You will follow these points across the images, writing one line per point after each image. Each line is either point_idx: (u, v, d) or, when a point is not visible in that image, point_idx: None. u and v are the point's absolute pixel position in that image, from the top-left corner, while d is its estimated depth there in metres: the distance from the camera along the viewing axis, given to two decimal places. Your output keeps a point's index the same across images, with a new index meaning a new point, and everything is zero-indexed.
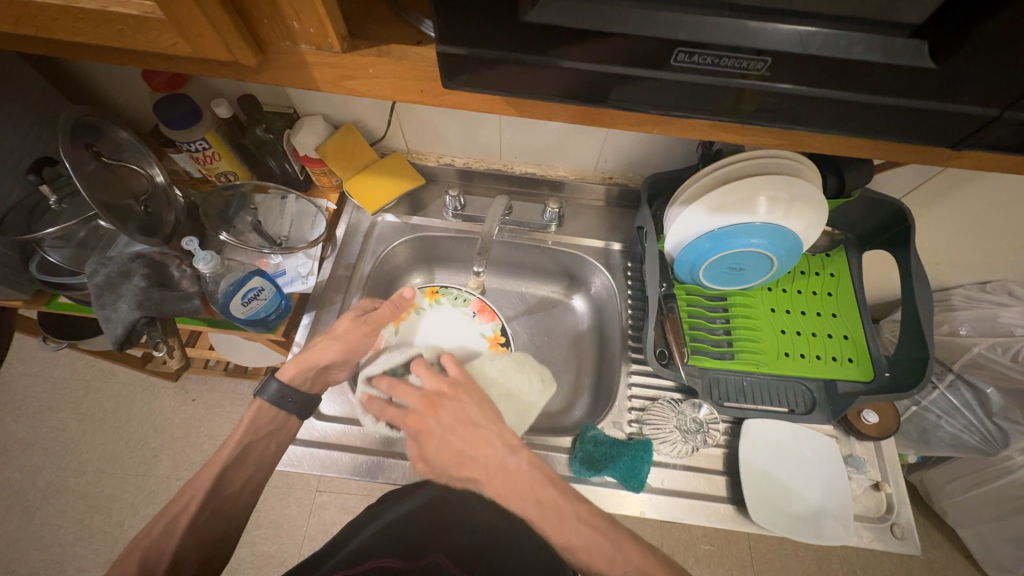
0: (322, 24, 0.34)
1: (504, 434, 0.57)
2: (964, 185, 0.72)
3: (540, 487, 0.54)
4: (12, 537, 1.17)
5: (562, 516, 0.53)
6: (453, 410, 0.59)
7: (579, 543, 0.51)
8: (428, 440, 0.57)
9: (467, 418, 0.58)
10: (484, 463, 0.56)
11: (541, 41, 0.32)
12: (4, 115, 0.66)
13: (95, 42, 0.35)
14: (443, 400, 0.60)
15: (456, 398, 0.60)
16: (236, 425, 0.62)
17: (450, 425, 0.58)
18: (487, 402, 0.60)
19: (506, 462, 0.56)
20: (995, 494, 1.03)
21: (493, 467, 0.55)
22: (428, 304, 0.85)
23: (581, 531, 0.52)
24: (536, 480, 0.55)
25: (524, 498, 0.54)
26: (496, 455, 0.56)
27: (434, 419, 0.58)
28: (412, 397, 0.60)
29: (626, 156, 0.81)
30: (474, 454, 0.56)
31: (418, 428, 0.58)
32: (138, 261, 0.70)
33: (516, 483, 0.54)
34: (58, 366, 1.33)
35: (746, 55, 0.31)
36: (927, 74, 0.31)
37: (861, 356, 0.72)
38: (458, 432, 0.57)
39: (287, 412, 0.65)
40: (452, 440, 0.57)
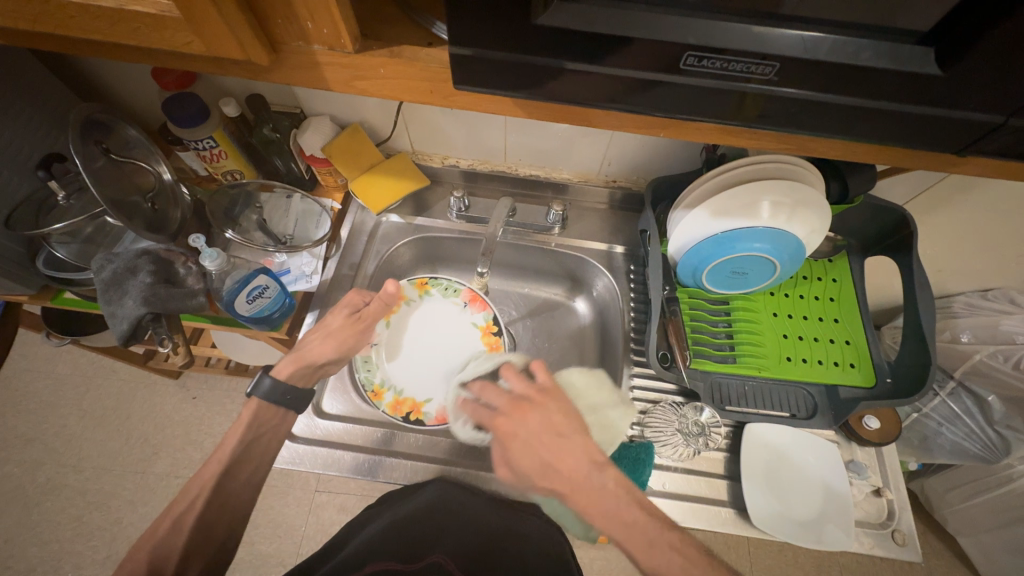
0: (334, 24, 0.34)
1: (589, 449, 0.56)
2: (967, 192, 0.72)
3: (626, 509, 0.51)
4: (10, 532, 1.16)
5: (651, 542, 0.49)
6: (540, 416, 0.59)
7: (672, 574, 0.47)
8: (513, 443, 0.58)
9: (552, 426, 0.58)
10: (572, 477, 0.54)
11: (550, 44, 0.32)
12: (14, 111, 0.67)
13: (110, 40, 0.36)
14: (530, 406, 0.61)
15: (546, 406, 0.61)
16: (235, 421, 0.62)
17: (536, 431, 0.58)
18: (573, 414, 0.60)
19: (590, 478, 0.54)
20: (995, 503, 1.02)
21: (580, 481, 0.54)
22: (418, 295, 0.85)
23: (673, 560, 0.48)
24: (623, 502, 0.52)
25: (608, 518, 0.51)
26: (583, 469, 0.55)
27: (523, 422, 0.59)
28: (501, 400, 0.63)
29: (631, 159, 0.82)
30: (557, 465, 0.55)
31: (505, 430, 0.59)
32: (144, 258, 0.70)
33: (601, 501, 0.52)
34: (60, 362, 1.33)
35: (753, 60, 0.32)
36: (932, 80, 0.31)
37: (863, 362, 0.72)
38: (542, 439, 0.57)
39: (285, 409, 0.65)
40: (536, 445, 0.57)
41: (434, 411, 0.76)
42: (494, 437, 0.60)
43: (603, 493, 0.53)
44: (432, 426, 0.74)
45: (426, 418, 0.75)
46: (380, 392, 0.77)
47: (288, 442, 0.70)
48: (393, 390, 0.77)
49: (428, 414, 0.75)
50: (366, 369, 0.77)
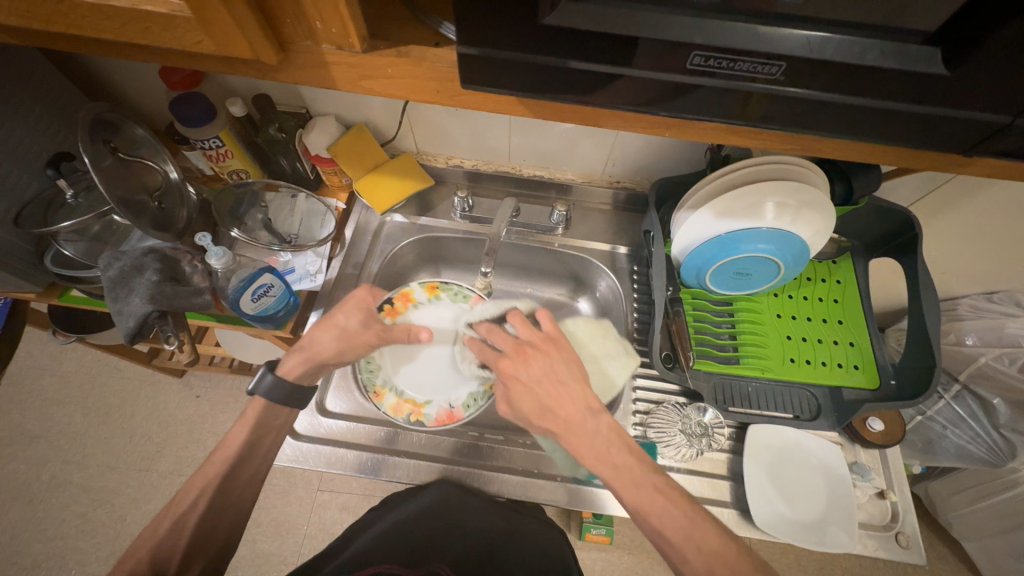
0: (342, 24, 0.34)
1: (587, 395, 0.59)
2: (974, 194, 0.72)
3: (617, 452, 0.55)
4: (15, 528, 1.17)
5: (637, 482, 0.53)
6: (542, 363, 0.61)
7: (654, 512, 0.51)
8: (515, 384, 0.60)
9: (554, 372, 0.60)
10: (569, 420, 0.57)
11: (557, 43, 0.33)
12: (25, 109, 0.67)
13: (121, 39, 0.36)
14: (534, 351, 0.62)
15: (551, 352, 0.62)
16: (240, 419, 0.61)
17: (539, 375, 0.60)
18: (576, 362, 0.62)
19: (585, 422, 0.57)
20: (1001, 507, 1.02)
21: (575, 424, 0.57)
22: (427, 298, 0.85)
23: (656, 500, 0.52)
24: (614, 444, 0.55)
25: (599, 459, 0.55)
26: (579, 414, 0.57)
27: (528, 365, 0.61)
28: (508, 343, 0.64)
29: (635, 160, 0.82)
30: (555, 407, 0.58)
31: (508, 372, 0.62)
32: (151, 256, 0.71)
33: (593, 444, 0.55)
34: (65, 360, 1.34)
35: (760, 60, 0.32)
36: (938, 80, 0.31)
37: (867, 364, 0.72)
38: (543, 383, 0.60)
39: (289, 407, 0.65)
40: (537, 388, 0.59)
41: (435, 412, 0.76)
42: (497, 377, 0.63)
43: (596, 437, 0.56)
44: (434, 427, 0.74)
45: (427, 419, 0.75)
46: (382, 393, 0.76)
47: (291, 439, 0.71)
48: (395, 391, 0.77)
49: (429, 415, 0.75)
50: (369, 370, 0.77)
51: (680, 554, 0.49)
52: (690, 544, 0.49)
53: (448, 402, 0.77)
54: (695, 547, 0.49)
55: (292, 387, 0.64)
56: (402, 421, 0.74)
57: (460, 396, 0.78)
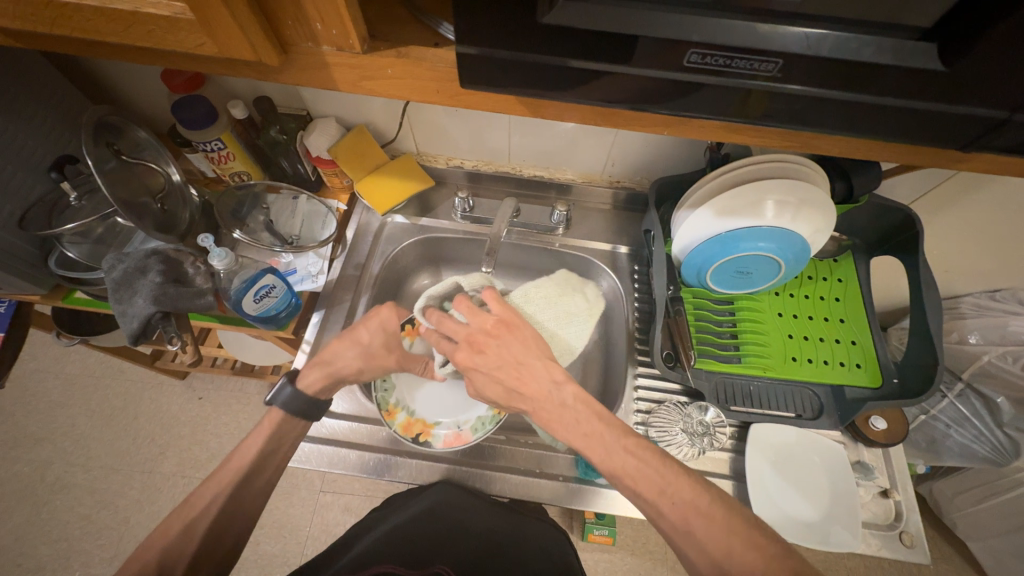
0: (343, 25, 0.35)
1: (550, 368, 0.58)
2: (975, 191, 0.72)
3: (583, 418, 0.55)
4: (20, 531, 1.18)
5: (608, 446, 0.53)
6: (498, 349, 0.60)
7: (625, 472, 0.52)
8: (475, 374, 0.60)
9: (511, 357, 0.59)
10: (532, 397, 0.58)
11: (557, 42, 0.33)
12: (28, 113, 0.68)
13: (125, 42, 0.37)
14: (488, 339, 0.61)
15: (506, 337, 0.60)
16: (258, 427, 0.62)
17: (496, 362, 0.59)
18: (533, 338, 0.60)
19: (552, 397, 0.57)
20: (1006, 507, 1.01)
21: (541, 399, 0.57)
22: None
23: (627, 460, 0.52)
24: (581, 411, 0.56)
25: (570, 428, 0.55)
26: (543, 391, 0.57)
27: (482, 356, 0.60)
28: (460, 334, 0.62)
29: (633, 160, 0.82)
30: (521, 389, 0.58)
31: (466, 364, 0.61)
32: (153, 258, 0.71)
33: (561, 415, 0.56)
34: (68, 362, 1.35)
35: (758, 57, 0.32)
36: (936, 75, 0.31)
37: (869, 362, 0.72)
38: (504, 369, 0.59)
39: (303, 418, 0.65)
40: (498, 375, 0.59)
41: (444, 433, 0.73)
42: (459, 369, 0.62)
43: (563, 408, 0.56)
44: (444, 448, 0.71)
45: (436, 440, 0.72)
46: (393, 411, 0.74)
47: None
48: (407, 410, 0.74)
49: (437, 437, 0.72)
50: (382, 388, 0.74)
51: (658, 511, 0.50)
52: (666, 500, 0.50)
53: (457, 424, 0.74)
54: (670, 501, 0.50)
55: (308, 400, 0.64)
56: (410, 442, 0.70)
57: (469, 419, 0.75)
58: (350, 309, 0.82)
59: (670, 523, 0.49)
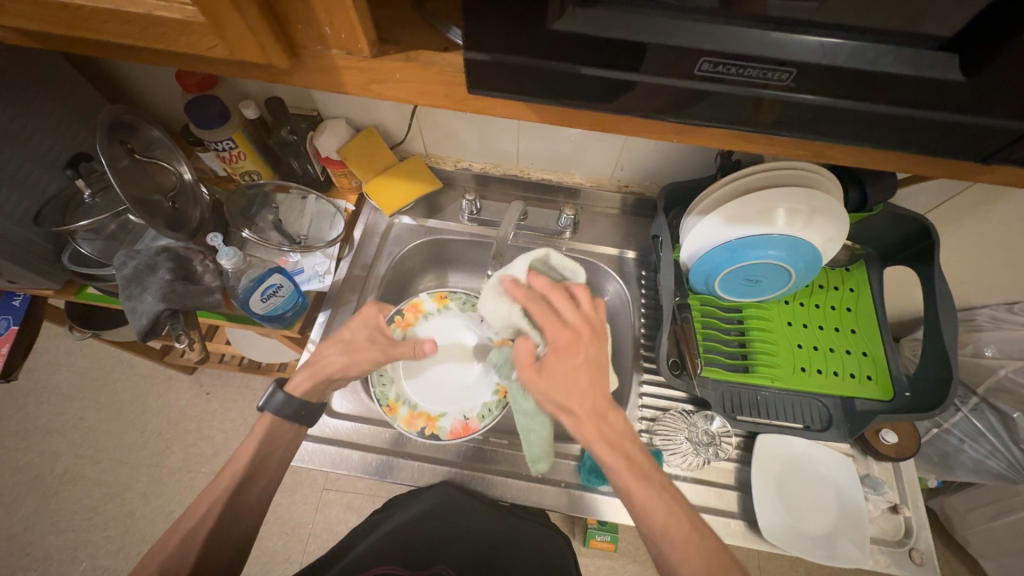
0: (353, 29, 0.35)
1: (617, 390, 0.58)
2: (995, 201, 0.70)
3: (630, 442, 0.54)
4: (29, 520, 1.20)
5: (648, 476, 0.52)
6: (598, 349, 0.58)
7: (659, 508, 0.50)
8: (565, 362, 0.56)
9: (599, 362, 0.57)
10: (603, 404, 0.55)
11: (565, 49, 0.33)
12: (45, 111, 0.69)
13: (140, 44, 0.37)
14: (594, 338, 0.58)
15: (598, 339, 0.59)
16: (250, 433, 0.62)
17: (592, 360, 0.56)
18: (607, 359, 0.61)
19: (609, 413, 0.55)
20: (1020, 525, 0.99)
21: (608, 406, 0.56)
22: (436, 308, 0.84)
23: (664, 494, 0.52)
24: (629, 436, 0.55)
25: (612, 447, 0.53)
26: (610, 403, 0.56)
27: (585, 348, 0.57)
28: (573, 316, 0.59)
29: (642, 164, 0.82)
30: (593, 389, 0.55)
31: (566, 344, 0.57)
32: (163, 255, 0.72)
33: (611, 432, 0.54)
34: (80, 355, 1.37)
35: (770, 66, 0.31)
36: (955, 86, 0.31)
37: (881, 374, 0.70)
38: (594, 368, 0.56)
39: (297, 423, 0.65)
40: (583, 375, 0.56)
41: (450, 424, 0.74)
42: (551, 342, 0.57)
43: (619, 423, 0.55)
44: (451, 439, 0.72)
45: (443, 432, 0.73)
46: (394, 406, 0.75)
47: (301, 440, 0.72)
48: (408, 404, 0.75)
49: (443, 428, 0.73)
50: (380, 383, 0.76)
51: (676, 551, 0.49)
52: (687, 541, 0.49)
53: (462, 414, 0.75)
54: (694, 547, 0.49)
55: (301, 404, 0.64)
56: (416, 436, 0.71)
57: (474, 408, 0.76)
58: (355, 309, 0.82)
59: (688, 570, 0.48)
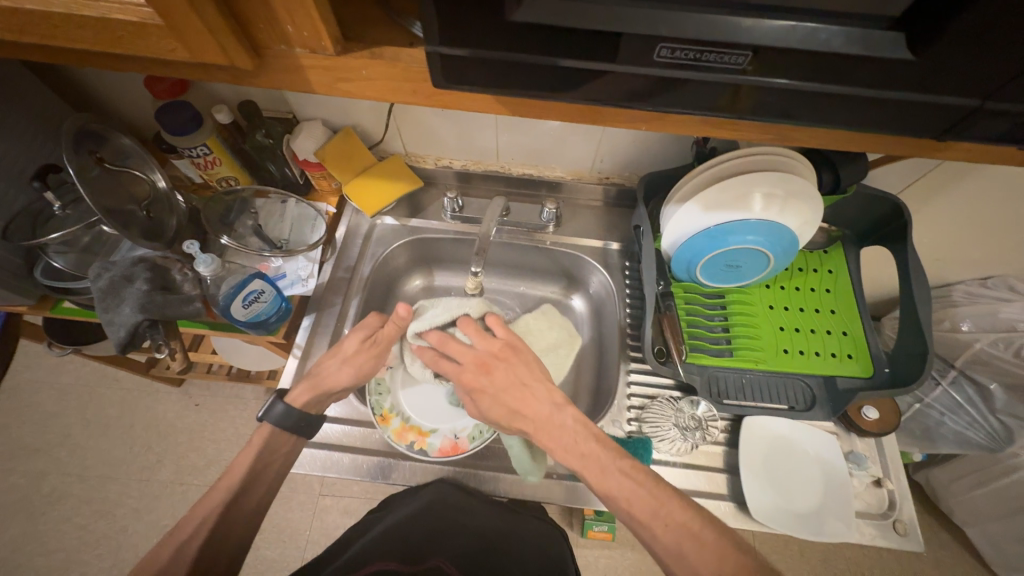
0: (315, 27, 0.34)
1: (551, 392, 0.62)
2: (963, 178, 0.72)
3: (581, 440, 0.57)
4: (17, 543, 1.17)
5: (605, 468, 0.55)
6: (505, 370, 0.64)
7: (622, 495, 0.53)
8: (481, 393, 0.63)
9: (518, 378, 0.63)
10: (536, 417, 0.60)
11: (526, 39, 0.33)
12: (9, 123, 0.68)
13: (94, 49, 0.36)
14: (496, 362, 0.65)
15: (506, 360, 0.65)
16: (247, 445, 0.62)
17: (500, 382, 0.63)
18: (537, 364, 0.65)
19: (552, 417, 0.60)
20: (1001, 493, 1.02)
21: (543, 420, 0.60)
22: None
23: (624, 483, 0.53)
24: (581, 433, 0.58)
25: (567, 449, 0.57)
26: (544, 411, 0.60)
27: (484, 378, 0.64)
28: (465, 356, 0.67)
29: (621, 156, 0.82)
30: (523, 410, 0.61)
31: (471, 384, 0.64)
32: (141, 266, 0.71)
33: (559, 436, 0.58)
34: (63, 372, 1.34)
35: (725, 49, 0.32)
36: (907, 64, 0.31)
37: (861, 352, 0.72)
38: (508, 389, 0.63)
39: (296, 435, 0.65)
40: (503, 398, 0.62)
41: (439, 441, 0.74)
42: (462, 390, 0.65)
43: (565, 430, 0.58)
44: (438, 456, 0.71)
45: (431, 449, 0.72)
46: (388, 416, 0.75)
47: None
48: (401, 416, 0.76)
49: (432, 445, 0.73)
50: (378, 392, 0.77)
51: (651, 533, 0.51)
52: (657, 523, 0.51)
53: (453, 433, 0.75)
54: (662, 523, 0.51)
55: (303, 416, 0.64)
56: (404, 447, 0.71)
57: (465, 428, 0.76)
58: (341, 313, 0.82)
59: (661, 544, 0.50)
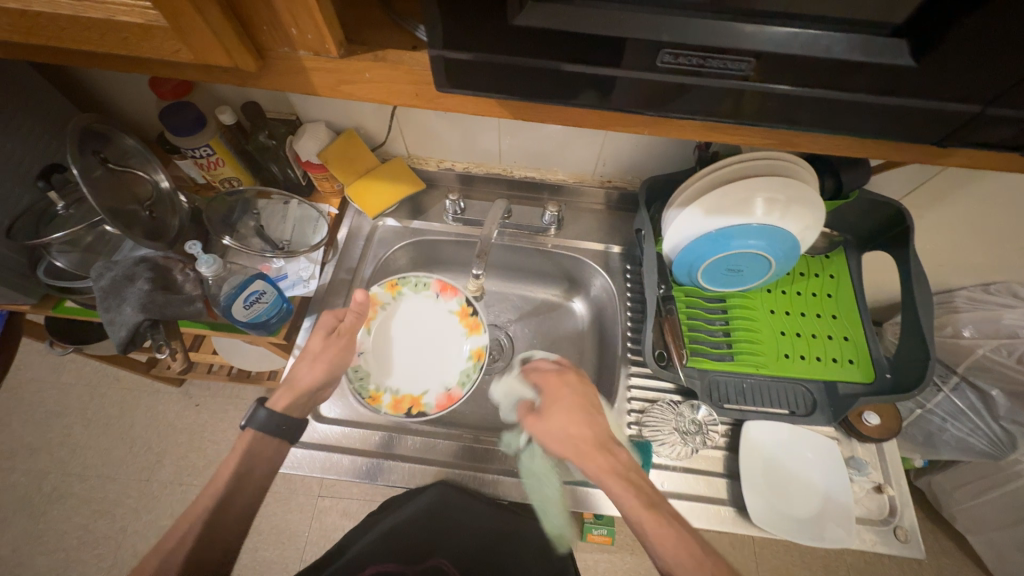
0: (319, 30, 0.35)
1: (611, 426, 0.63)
2: (966, 184, 0.72)
3: (638, 474, 0.58)
4: (17, 542, 1.17)
5: (654, 505, 0.54)
6: (582, 386, 0.65)
7: (667, 533, 0.51)
8: (557, 400, 0.64)
9: (592, 398, 0.64)
10: (603, 438, 0.60)
11: (528, 43, 0.33)
12: (14, 123, 0.68)
13: (102, 50, 0.37)
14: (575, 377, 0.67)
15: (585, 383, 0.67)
16: (231, 451, 0.61)
17: (577, 394, 0.64)
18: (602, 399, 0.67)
19: (611, 446, 0.60)
20: (1002, 500, 1.01)
21: (606, 444, 0.60)
22: (391, 298, 0.82)
23: (670, 520, 0.53)
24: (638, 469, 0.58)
25: (619, 479, 0.56)
26: (608, 438, 0.61)
27: (565, 387, 0.65)
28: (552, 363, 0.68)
29: (623, 159, 0.82)
30: (591, 427, 0.61)
31: (553, 388, 0.65)
32: (142, 265, 0.71)
33: (616, 465, 0.58)
34: (64, 371, 1.35)
35: (727, 55, 0.32)
36: (907, 71, 0.31)
37: (862, 358, 0.71)
38: (581, 403, 0.63)
39: (279, 439, 0.64)
40: (576, 408, 0.63)
41: (434, 398, 0.76)
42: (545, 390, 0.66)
43: (620, 460, 0.58)
44: (440, 411, 0.74)
45: (429, 407, 0.75)
46: (378, 396, 0.75)
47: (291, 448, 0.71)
48: (390, 391, 0.76)
49: (429, 403, 0.75)
50: (358, 378, 0.75)
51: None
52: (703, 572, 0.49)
53: (444, 386, 0.77)
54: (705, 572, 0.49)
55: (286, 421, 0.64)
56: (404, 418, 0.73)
57: (454, 377, 0.79)
58: None
59: None
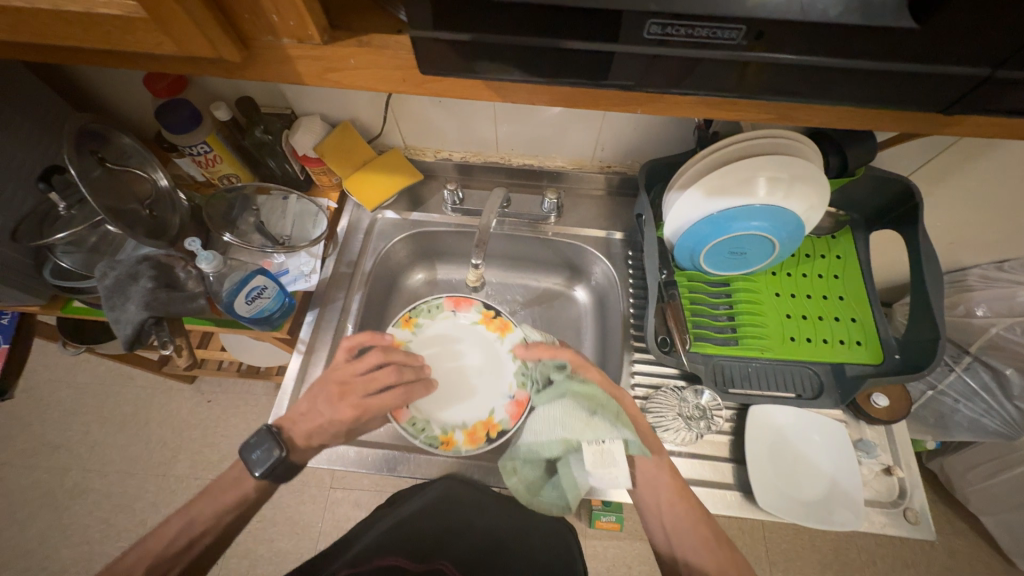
0: (300, 15, 0.34)
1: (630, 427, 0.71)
2: (978, 157, 0.69)
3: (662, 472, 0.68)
4: (42, 536, 1.21)
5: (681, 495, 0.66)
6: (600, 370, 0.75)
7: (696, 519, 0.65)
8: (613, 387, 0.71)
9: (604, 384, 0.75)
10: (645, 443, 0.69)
11: (513, 19, 0.32)
12: (12, 125, 0.68)
13: (86, 45, 0.37)
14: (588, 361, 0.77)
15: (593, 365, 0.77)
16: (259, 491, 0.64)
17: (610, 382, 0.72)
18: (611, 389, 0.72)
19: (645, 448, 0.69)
20: (1018, 481, 0.99)
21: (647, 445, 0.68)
22: (410, 333, 0.80)
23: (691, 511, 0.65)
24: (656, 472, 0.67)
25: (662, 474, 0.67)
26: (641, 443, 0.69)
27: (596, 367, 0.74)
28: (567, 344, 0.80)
29: (623, 143, 0.81)
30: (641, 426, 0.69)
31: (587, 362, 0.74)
32: (145, 264, 0.72)
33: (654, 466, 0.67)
34: (80, 371, 1.37)
35: (719, 24, 0.30)
36: (909, 33, 0.30)
37: (870, 340, 0.70)
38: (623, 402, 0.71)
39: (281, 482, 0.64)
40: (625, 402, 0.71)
41: (504, 412, 0.75)
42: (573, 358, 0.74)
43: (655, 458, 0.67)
44: (519, 421, 0.73)
45: (505, 422, 0.74)
46: (450, 437, 0.72)
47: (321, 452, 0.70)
48: (459, 427, 0.73)
49: (504, 420, 0.74)
50: (420, 430, 0.71)
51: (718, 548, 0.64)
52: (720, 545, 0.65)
53: (507, 395, 0.76)
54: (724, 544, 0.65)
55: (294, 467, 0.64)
56: (488, 446, 0.71)
57: (513, 383, 0.77)
58: (344, 307, 0.82)
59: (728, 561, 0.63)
